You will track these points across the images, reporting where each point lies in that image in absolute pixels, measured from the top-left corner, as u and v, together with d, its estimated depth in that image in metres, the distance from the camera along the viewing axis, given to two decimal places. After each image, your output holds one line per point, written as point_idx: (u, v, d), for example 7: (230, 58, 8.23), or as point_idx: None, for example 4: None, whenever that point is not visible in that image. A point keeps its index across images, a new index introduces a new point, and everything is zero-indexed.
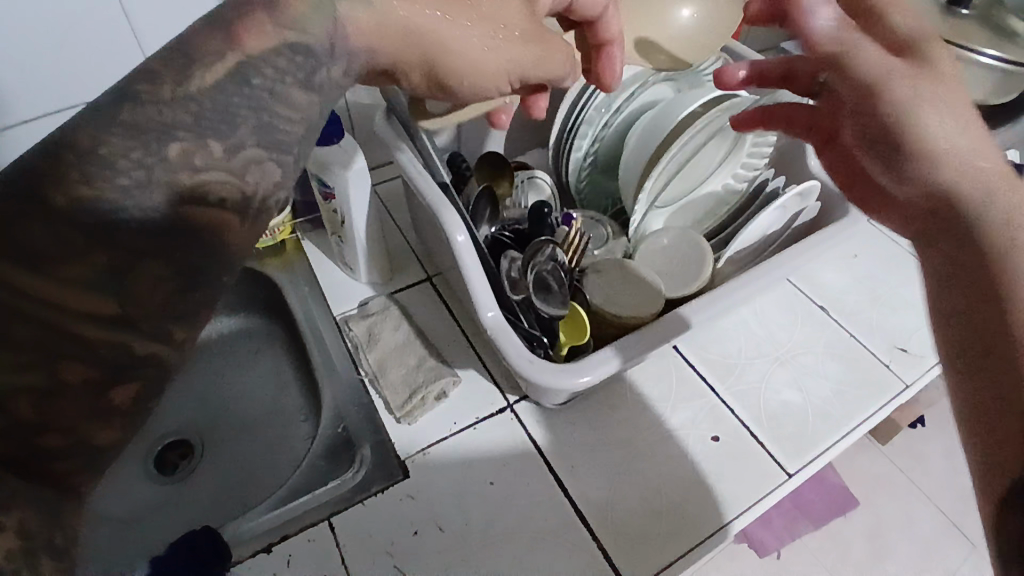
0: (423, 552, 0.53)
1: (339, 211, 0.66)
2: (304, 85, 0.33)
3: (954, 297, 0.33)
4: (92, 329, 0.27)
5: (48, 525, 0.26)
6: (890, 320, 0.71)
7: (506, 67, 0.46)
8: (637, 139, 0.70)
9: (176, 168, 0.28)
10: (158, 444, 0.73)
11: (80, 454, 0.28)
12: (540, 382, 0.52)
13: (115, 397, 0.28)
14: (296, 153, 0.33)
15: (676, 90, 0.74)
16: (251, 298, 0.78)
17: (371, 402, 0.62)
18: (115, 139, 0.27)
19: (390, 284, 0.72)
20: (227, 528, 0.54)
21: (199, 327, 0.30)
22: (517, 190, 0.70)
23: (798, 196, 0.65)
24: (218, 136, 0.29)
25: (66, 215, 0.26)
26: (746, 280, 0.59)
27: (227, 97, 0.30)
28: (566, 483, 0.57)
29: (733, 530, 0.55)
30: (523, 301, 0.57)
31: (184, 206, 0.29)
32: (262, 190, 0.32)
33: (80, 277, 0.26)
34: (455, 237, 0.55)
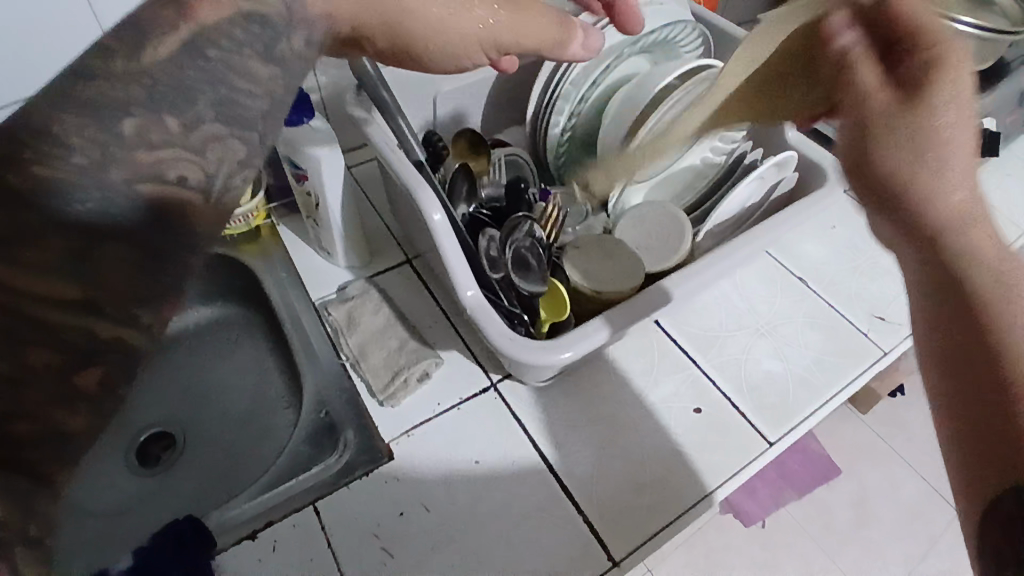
0: (411, 533, 0.53)
1: (312, 193, 0.64)
2: (264, 56, 0.32)
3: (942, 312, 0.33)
4: (54, 313, 0.26)
5: (23, 516, 0.25)
6: (869, 289, 0.72)
7: (479, 35, 0.50)
8: (614, 112, 0.69)
9: (132, 144, 0.29)
10: (137, 438, 0.72)
11: (49, 444, 0.26)
12: (522, 359, 0.52)
13: (82, 381, 0.26)
14: (259, 130, 0.33)
15: (652, 62, 0.74)
16: (228, 285, 0.77)
17: (354, 386, 0.62)
18: (68, 117, 0.27)
19: (369, 266, 0.71)
20: (210, 517, 0.53)
21: (167, 311, 0.29)
22: (495, 167, 0.69)
23: (776, 166, 0.65)
24: (174, 112, 0.30)
25: (21, 197, 0.26)
26: (724, 252, 0.59)
27: (181, 70, 0.29)
28: (552, 459, 0.58)
29: (717, 498, 0.56)
30: (503, 280, 0.57)
31: (141, 182, 0.29)
32: (224, 167, 0.32)
33: (38, 260, 0.25)
34: (432, 217, 0.54)
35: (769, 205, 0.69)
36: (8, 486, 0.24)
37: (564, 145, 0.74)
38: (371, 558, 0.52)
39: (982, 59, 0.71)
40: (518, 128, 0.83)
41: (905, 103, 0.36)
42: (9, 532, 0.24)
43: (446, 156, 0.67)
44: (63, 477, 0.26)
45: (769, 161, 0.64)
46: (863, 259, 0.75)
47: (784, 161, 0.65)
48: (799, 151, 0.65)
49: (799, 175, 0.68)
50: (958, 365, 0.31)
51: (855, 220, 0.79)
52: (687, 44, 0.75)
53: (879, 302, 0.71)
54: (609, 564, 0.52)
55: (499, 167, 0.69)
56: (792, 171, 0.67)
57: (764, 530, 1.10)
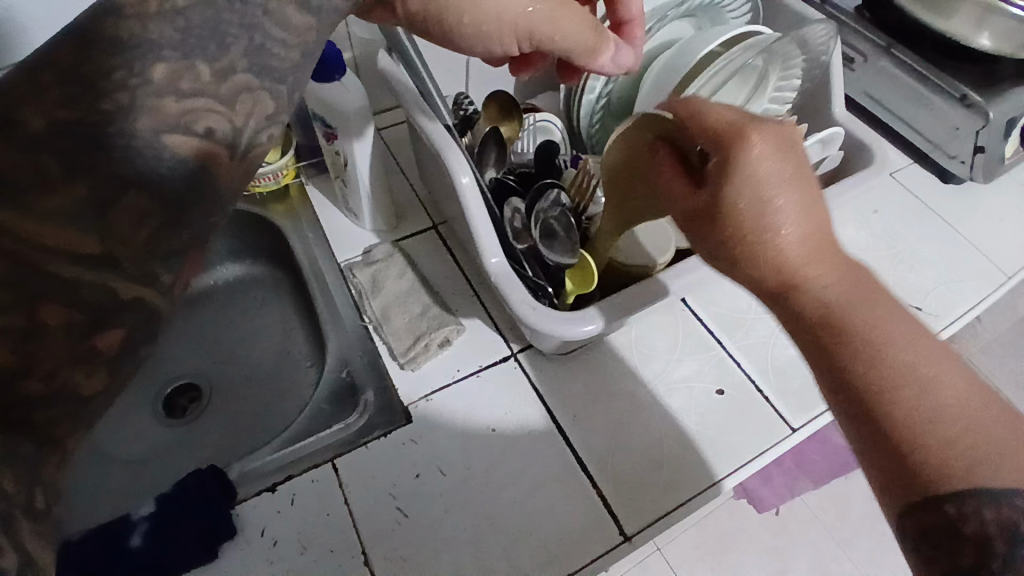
0: (425, 494, 0.53)
1: (341, 153, 0.64)
2: (301, 4, 0.31)
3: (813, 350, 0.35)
4: (71, 267, 0.26)
5: (27, 484, 0.25)
6: (907, 277, 0.70)
7: (516, 23, 0.47)
8: (653, 80, 0.68)
9: (162, 91, 0.28)
10: (164, 391, 0.74)
11: (63, 404, 0.26)
12: (541, 326, 0.51)
13: (100, 342, 0.27)
14: (290, 83, 0.32)
15: (696, 28, 0.73)
16: (254, 244, 0.77)
17: (376, 348, 0.62)
18: (96, 57, 0.27)
19: (396, 230, 0.71)
20: (231, 469, 0.54)
21: (186, 268, 0.29)
22: (526, 133, 0.67)
23: (820, 143, 0.62)
24: (206, 58, 0.29)
25: (41, 141, 0.25)
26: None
27: (216, 12, 0.29)
28: (569, 433, 0.57)
29: (725, 487, 0.55)
30: (528, 250, 0.57)
31: (170, 134, 0.28)
32: (254, 120, 0.31)
33: (63, 208, 0.25)
34: (460, 178, 0.54)
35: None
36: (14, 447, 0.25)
37: (598, 113, 0.72)
38: (384, 518, 0.52)
39: None
40: (551, 95, 0.81)
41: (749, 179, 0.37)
42: (12, 503, 0.24)
43: (477, 120, 0.66)
44: (73, 441, 0.27)
45: (812, 139, 0.61)
46: (901, 246, 0.72)
47: (829, 139, 0.62)
48: (843, 130, 0.62)
49: (844, 153, 0.65)
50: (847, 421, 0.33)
51: (895, 206, 0.76)
52: (732, 10, 0.71)
53: (918, 291, 0.69)
54: (620, 539, 0.52)
55: (529, 133, 0.68)
56: (836, 150, 0.64)
57: (778, 518, 1.07)
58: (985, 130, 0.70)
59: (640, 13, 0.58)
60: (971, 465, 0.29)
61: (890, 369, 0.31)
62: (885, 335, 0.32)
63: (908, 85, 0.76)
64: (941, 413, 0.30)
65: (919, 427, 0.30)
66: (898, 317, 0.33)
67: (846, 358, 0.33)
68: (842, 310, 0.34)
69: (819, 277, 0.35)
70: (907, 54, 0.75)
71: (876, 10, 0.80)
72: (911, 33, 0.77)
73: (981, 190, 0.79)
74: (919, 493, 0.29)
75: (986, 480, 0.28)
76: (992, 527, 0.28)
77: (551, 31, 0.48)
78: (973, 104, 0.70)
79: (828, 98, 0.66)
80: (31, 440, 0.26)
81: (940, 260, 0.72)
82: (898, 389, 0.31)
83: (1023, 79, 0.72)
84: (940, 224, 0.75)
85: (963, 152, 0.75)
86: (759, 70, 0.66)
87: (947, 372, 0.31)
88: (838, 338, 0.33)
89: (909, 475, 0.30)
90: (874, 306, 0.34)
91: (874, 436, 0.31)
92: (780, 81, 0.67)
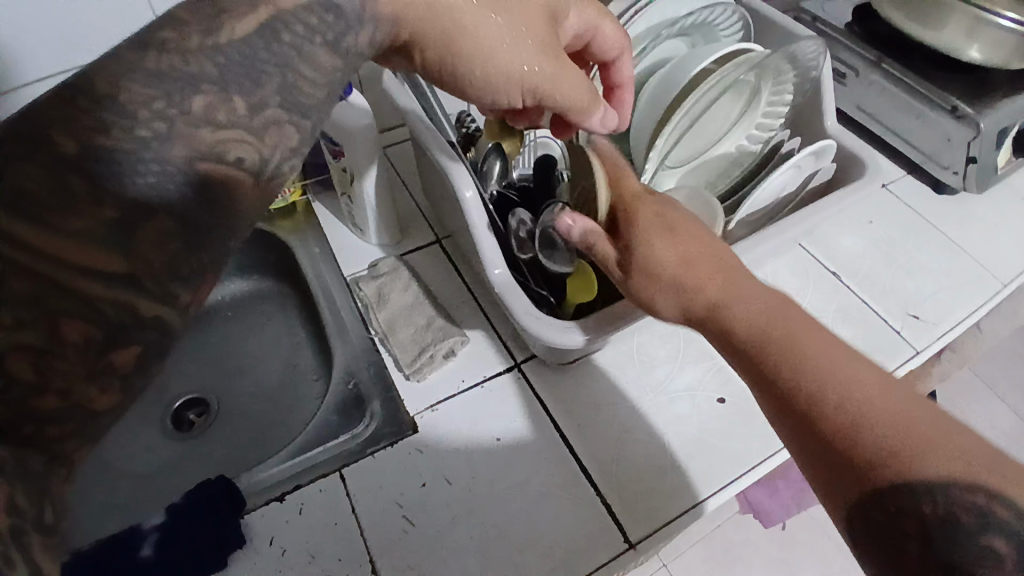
0: (431, 502, 0.54)
1: (348, 170, 0.65)
2: (331, 47, 0.34)
3: (748, 375, 0.41)
4: (94, 284, 0.26)
5: (37, 500, 0.25)
6: (905, 285, 0.71)
7: (522, 77, 0.47)
8: (650, 94, 0.70)
9: (198, 121, 0.30)
10: (173, 403, 0.75)
11: (75, 420, 0.26)
12: (540, 334, 0.53)
13: (117, 357, 0.27)
14: (315, 119, 0.34)
15: (690, 46, 0.75)
16: (264, 261, 0.79)
17: (382, 360, 0.63)
18: (135, 86, 0.29)
19: (401, 245, 0.73)
20: (239, 479, 0.55)
21: (204, 288, 0.29)
22: (527, 149, 0.69)
23: (814, 155, 0.65)
24: (242, 92, 0.31)
25: (77, 161, 0.26)
26: (754, 242, 0.59)
27: (255, 51, 0.32)
28: (573, 442, 0.58)
29: (706, 508, 0.55)
30: (530, 261, 0.59)
31: (201, 161, 0.29)
32: (279, 153, 0.33)
33: (86, 229, 0.26)
34: (463, 194, 0.55)
35: (802, 197, 0.68)
36: (23, 464, 0.25)
37: None
38: (390, 527, 0.53)
39: None
40: None
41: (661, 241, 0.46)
42: (24, 517, 0.24)
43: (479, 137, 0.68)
44: (81, 453, 0.27)
45: (805, 149, 0.63)
46: (898, 255, 0.73)
47: (823, 150, 0.64)
48: (836, 141, 0.64)
49: (835, 166, 0.67)
50: (789, 432, 0.37)
51: (890, 217, 0.77)
52: (725, 28, 0.74)
53: (916, 300, 0.69)
54: (624, 546, 0.53)
55: (530, 150, 0.69)
56: (829, 162, 0.67)
57: (783, 531, 1.16)
58: (977, 140, 0.72)
59: (630, 78, 0.60)
60: (902, 457, 0.33)
61: (812, 382, 0.36)
62: (820, 361, 0.37)
63: (900, 98, 0.78)
64: (868, 418, 0.34)
65: (846, 428, 0.34)
66: (827, 342, 0.39)
67: (775, 379, 0.38)
68: (762, 338, 0.40)
69: (751, 313, 0.42)
70: (900, 69, 0.78)
71: (866, 25, 0.83)
72: (902, 48, 0.79)
73: (976, 199, 0.80)
74: (866, 488, 0.33)
75: (924, 475, 0.32)
76: (931, 518, 0.31)
77: (553, 88, 0.49)
78: (963, 115, 0.72)
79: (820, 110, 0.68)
80: (42, 454, 0.26)
81: (936, 268, 0.73)
82: (826, 401, 0.35)
83: (1012, 90, 0.75)
84: (936, 233, 0.76)
85: (955, 162, 0.76)
86: (752, 88, 0.68)
87: (883, 386, 0.35)
88: (766, 363, 0.39)
89: (846, 471, 0.34)
90: (806, 334, 0.39)
91: (812, 441, 0.35)
92: (773, 97, 0.69)
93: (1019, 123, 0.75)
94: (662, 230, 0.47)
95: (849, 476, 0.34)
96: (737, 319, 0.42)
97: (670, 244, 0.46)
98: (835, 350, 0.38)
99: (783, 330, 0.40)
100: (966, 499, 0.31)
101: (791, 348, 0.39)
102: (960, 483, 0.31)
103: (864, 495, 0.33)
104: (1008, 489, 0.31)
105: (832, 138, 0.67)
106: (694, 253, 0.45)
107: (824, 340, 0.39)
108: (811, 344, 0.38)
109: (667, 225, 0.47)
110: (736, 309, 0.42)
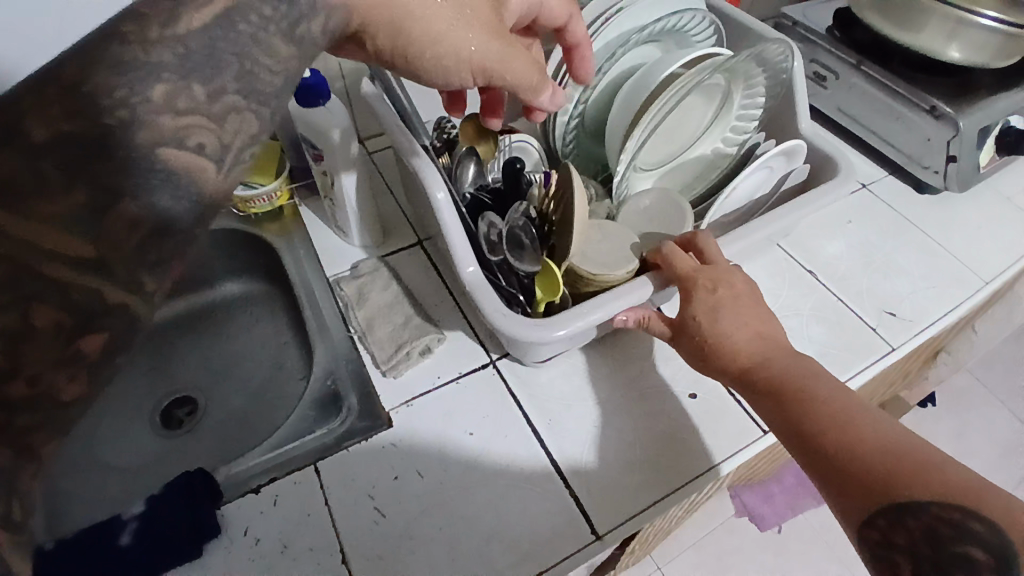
0: (403, 495, 0.55)
1: (328, 172, 0.67)
2: (287, 36, 0.31)
3: (768, 414, 0.48)
4: (68, 271, 0.24)
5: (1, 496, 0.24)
6: (881, 284, 0.71)
7: (472, 58, 0.49)
8: (623, 99, 0.71)
9: (158, 108, 0.26)
10: (162, 402, 0.77)
11: (45, 410, 0.25)
12: (511, 333, 0.54)
13: (84, 345, 0.25)
14: (275, 106, 0.31)
15: (662, 51, 0.77)
16: (252, 263, 0.81)
17: (360, 358, 0.64)
18: (98, 78, 0.25)
19: (382, 246, 0.74)
20: (217, 473, 0.57)
21: (172, 277, 0.27)
22: (502, 153, 0.71)
23: (783, 156, 0.66)
24: (202, 79, 0.28)
25: (40, 148, 0.24)
26: (724, 241, 0.60)
27: (214, 43, 0.28)
28: (545, 437, 0.59)
29: (724, 470, 0.58)
30: (502, 263, 0.58)
31: (165, 149, 0.27)
32: (241, 140, 0.30)
33: (59, 213, 0.24)
34: (435, 194, 0.57)
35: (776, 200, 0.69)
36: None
37: (572, 132, 0.76)
38: (362, 518, 0.54)
39: (1008, 54, 0.72)
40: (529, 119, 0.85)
41: (712, 307, 0.52)
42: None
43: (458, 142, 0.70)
44: (47, 450, 0.26)
45: (775, 149, 0.64)
46: (879, 255, 0.74)
47: (792, 151, 0.65)
48: (805, 143, 0.65)
49: (810, 166, 0.67)
50: (802, 458, 0.45)
51: (870, 217, 0.78)
52: (698, 34, 0.76)
53: (892, 298, 0.70)
54: (591, 539, 0.53)
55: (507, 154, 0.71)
56: (800, 162, 0.67)
57: (777, 536, 1.16)
58: (956, 140, 0.72)
59: (587, 39, 0.62)
60: (892, 481, 0.40)
61: (819, 417, 0.44)
62: (827, 402, 0.45)
63: (880, 99, 0.79)
64: (864, 448, 0.42)
65: (847, 454, 0.42)
66: (834, 387, 0.47)
67: (788, 414, 0.46)
68: (782, 383, 0.48)
69: (773, 364, 0.49)
70: (878, 70, 0.78)
71: (847, 30, 0.83)
72: (883, 50, 0.79)
73: (959, 200, 0.80)
74: (868, 506, 0.40)
75: (909, 492, 0.39)
76: (918, 531, 0.38)
77: (502, 68, 0.51)
78: (942, 115, 0.72)
79: (793, 115, 0.69)
80: (8, 448, 0.24)
81: (917, 267, 0.73)
82: (830, 432, 0.43)
83: (994, 92, 0.75)
84: (917, 232, 0.76)
85: (936, 163, 0.76)
86: (722, 94, 0.71)
87: (874, 420, 0.43)
88: (784, 402, 0.47)
89: (849, 488, 0.41)
90: (820, 386, 0.47)
91: (821, 464, 0.43)
92: (746, 100, 0.71)
93: (1001, 123, 0.75)
94: (716, 296, 0.52)
95: (852, 493, 0.41)
96: (764, 365, 0.50)
97: (720, 307, 0.52)
98: (841, 396, 0.46)
99: (800, 383, 0.47)
100: (945, 513, 0.37)
101: (805, 391, 0.47)
102: (940, 500, 0.38)
103: (866, 509, 0.40)
104: (982, 505, 0.37)
105: (804, 139, 0.68)
106: (733, 314, 0.52)
107: (827, 387, 0.47)
108: (820, 391, 0.46)
109: (719, 291, 0.53)
110: (761, 360, 0.50)
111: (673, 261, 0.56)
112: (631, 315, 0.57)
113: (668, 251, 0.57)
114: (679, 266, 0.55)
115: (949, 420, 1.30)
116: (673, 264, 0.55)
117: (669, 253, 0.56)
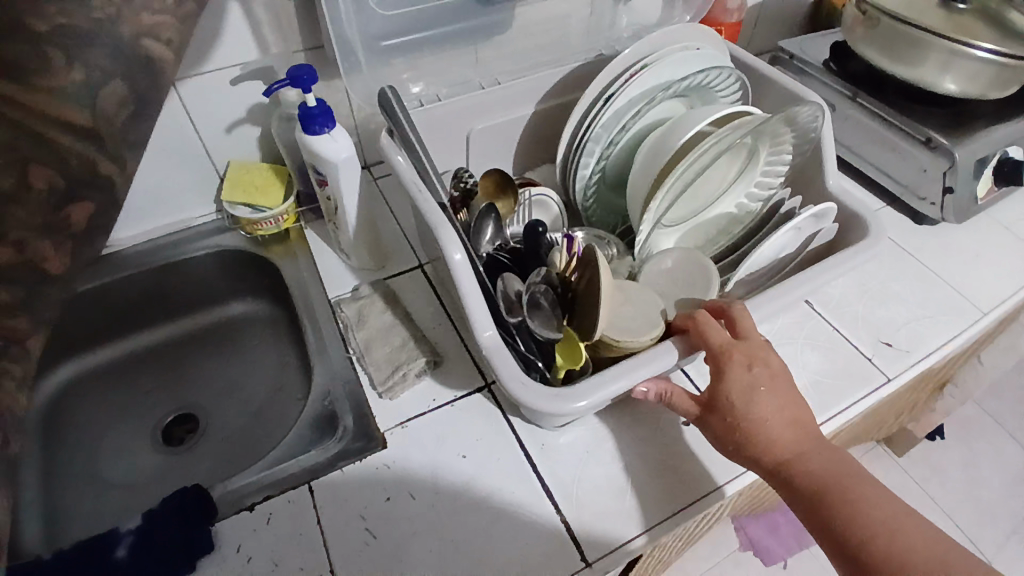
0: (395, 515, 0.56)
1: (331, 197, 0.69)
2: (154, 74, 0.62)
3: (806, 511, 0.48)
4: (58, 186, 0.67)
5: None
6: (878, 314, 0.71)
7: None
8: (645, 155, 0.73)
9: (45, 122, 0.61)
10: (164, 421, 0.79)
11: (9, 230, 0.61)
12: (535, 406, 0.53)
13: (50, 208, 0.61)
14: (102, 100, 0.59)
15: (686, 105, 0.79)
16: (257, 284, 0.83)
17: (357, 378, 0.66)
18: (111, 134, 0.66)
19: (382, 271, 0.76)
20: (212, 489, 0.58)
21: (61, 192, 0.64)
22: (521, 209, 0.76)
23: (814, 217, 0.66)
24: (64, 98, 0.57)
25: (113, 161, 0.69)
26: (753, 306, 0.60)
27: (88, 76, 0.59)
28: (539, 462, 0.59)
29: (725, 493, 0.58)
30: (519, 324, 0.58)
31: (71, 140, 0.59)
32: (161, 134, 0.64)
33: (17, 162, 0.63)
34: (452, 256, 0.56)
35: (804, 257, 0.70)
36: None
37: (593, 187, 0.77)
38: (354, 539, 0.54)
39: (1004, 86, 0.73)
40: (534, 150, 0.88)
41: (753, 393, 0.52)
42: None
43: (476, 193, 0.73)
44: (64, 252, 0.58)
45: (806, 211, 0.65)
46: (877, 284, 0.74)
47: (823, 213, 0.66)
48: (836, 206, 0.66)
49: (838, 227, 0.69)
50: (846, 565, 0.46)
51: None
52: (724, 91, 0.78)
53: (890, 328, 0.70)
54: (581, 565, 0.53)
55: (525, 207, 0.76)
56: (830, 223, 0.68)
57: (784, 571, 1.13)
58: (952, 171, 0.73)
59: None
60: None
61: (866, 527, 0.45)
62: (871, 508, 0.46)
63: (874, 131, 0.80)
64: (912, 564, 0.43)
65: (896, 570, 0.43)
66: (875, 489, 0.48)
67: (831, 517, 0.47)
68: (824, 481, 0.48)
69: (813, 457, 0.50)
70: (872, 102, 0.80)
71: (842, 63, 0.85)
72: (877, 82, 0.81)
73: (958, 231, 0.80)
74: None
75: None
76: None
77: None
78: (937, 146, 0.73)
79: (821, 173, 0.71)
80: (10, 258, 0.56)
81: (912, 297, 0.73)
82: (880, 544, 0.45)
83: (990, 123, 0.76)
84: (915, 262, 0.76)
85: (933, 194, 0.77)
86: (748, 152, 0.73)
87: (918, 529, 0.45)
88: (825, 503, 0.47)
89: None
90: (859, 485, 0.48)
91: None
92: (771, 157, 0.73)
93: (999, 153, 0.75)
94: (757, 380, 0.52)
95: None
96: (804, 458, 0.49)
97: (760, 392, 0.52)
98: (884, 500, 0.47)
99: (841, 482, 0.48)
100: None
101: (847, 492, 0.47)
102: None
103: None
104: None
105: (834, 198, 0.70)
106: (773, 400, 0.52)
107: (870, 489, 0.48)
108: (863, 492, 0.47)
109: (760, 375, 0.52)
110: (800, 452, 0.50)
111: (710, 338, 0.55)
112: (651, 388, 0.56)
113: (703, 328, 0.56)
114: (716, 343, 0.54)
115: (959, 452, 1.27)
116: (710, 343, 0.54)
117: (704, 328, 0.55)
